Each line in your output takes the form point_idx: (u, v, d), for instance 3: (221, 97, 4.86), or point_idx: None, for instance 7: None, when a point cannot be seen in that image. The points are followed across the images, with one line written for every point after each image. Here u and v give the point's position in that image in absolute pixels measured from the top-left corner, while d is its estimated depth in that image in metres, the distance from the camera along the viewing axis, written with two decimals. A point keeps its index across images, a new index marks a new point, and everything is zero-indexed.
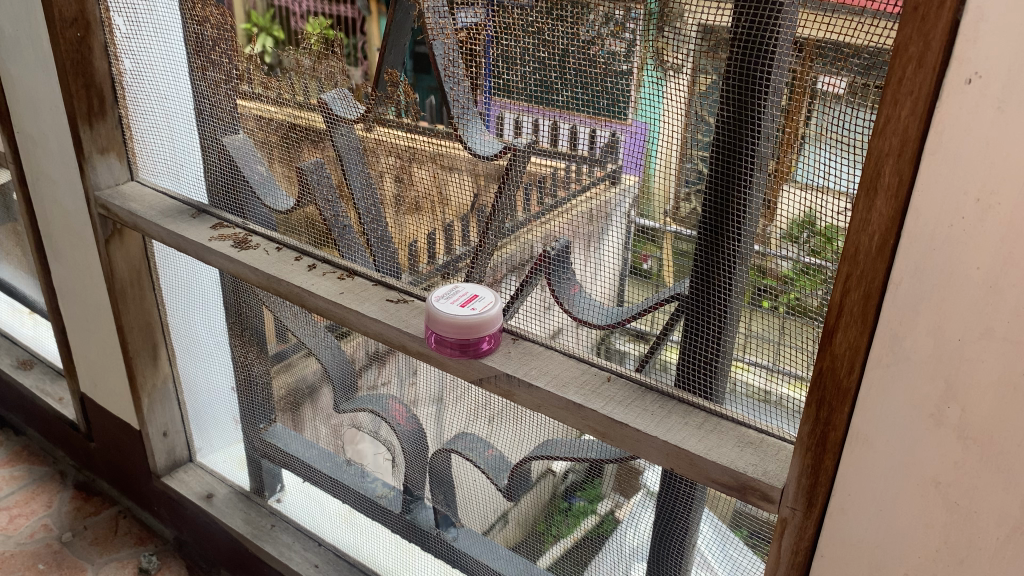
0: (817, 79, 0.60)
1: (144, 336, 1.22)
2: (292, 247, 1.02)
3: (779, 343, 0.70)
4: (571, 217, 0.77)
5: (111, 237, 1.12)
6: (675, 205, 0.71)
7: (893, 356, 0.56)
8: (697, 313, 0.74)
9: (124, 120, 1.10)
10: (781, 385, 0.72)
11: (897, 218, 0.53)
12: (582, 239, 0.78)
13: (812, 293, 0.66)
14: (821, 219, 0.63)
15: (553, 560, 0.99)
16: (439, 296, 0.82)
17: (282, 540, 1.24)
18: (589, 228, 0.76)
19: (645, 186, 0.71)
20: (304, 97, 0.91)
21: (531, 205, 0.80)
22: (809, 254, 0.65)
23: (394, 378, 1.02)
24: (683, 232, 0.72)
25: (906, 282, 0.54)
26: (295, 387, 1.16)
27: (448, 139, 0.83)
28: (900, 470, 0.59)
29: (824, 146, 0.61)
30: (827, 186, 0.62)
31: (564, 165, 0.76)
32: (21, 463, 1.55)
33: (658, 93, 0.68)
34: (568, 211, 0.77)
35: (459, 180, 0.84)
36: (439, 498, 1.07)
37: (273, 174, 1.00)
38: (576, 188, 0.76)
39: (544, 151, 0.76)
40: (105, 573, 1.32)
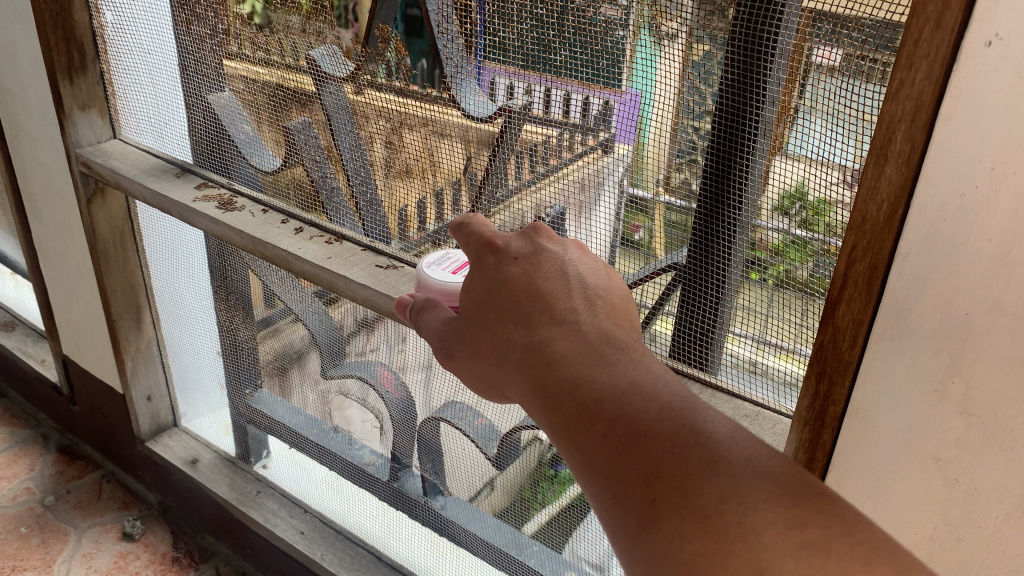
0: (812, 51, 0.59)
1: (128, 299, 1.19)
2: (279, 210, 0.99)
3: (765, 315, 0.70)
4: (561, 185, 0.76)
5: (94, 196, 1.09)
6: (666, 174, 0.70)
7: (898, 331, 0.55)
8: (697, 283, 0.72)
9: (106, 75, 1.06)
10: (767, 357, 0.71)
11: (907, 186, 0.51)
12: (573, 209, 0.76)
13: (800, 266, 0.66)
14: (812, 190, 0.63)
15: (537, 528, 0.98)
16: (429, 262, 0.78)
17: (268, 506, 1.23)
18: (579, 198, 0.75)
19: (637, 156, 0.71)
20: (296, 61, 0.88)
21: (522, 172, 0.79)
22: (800, 226, 0.65)
23: (382, 345, 1.01)
24: (674, 202, 0.71)
25: (914, 254, 0.52)
26: (282, 353, 1.14)
27: (440, 104, 0.80)
28: (899, 446, 0.58)
29: (834, 120, 0.60)
30: (820, 158, 0.61)
31: (553, 133, 0.75)
32: (3, 425, 1.52)
33: (653, 59, 0.66)
34: (557, 181, 0.76)
35: (454, 143, 0.82)
36: (427, 466, 1.06)
37: (258, 134, 0.97)
38: (567, 156, 0.75)
39: (538, 118, 0.75)
40: (88, 537, 1.31)
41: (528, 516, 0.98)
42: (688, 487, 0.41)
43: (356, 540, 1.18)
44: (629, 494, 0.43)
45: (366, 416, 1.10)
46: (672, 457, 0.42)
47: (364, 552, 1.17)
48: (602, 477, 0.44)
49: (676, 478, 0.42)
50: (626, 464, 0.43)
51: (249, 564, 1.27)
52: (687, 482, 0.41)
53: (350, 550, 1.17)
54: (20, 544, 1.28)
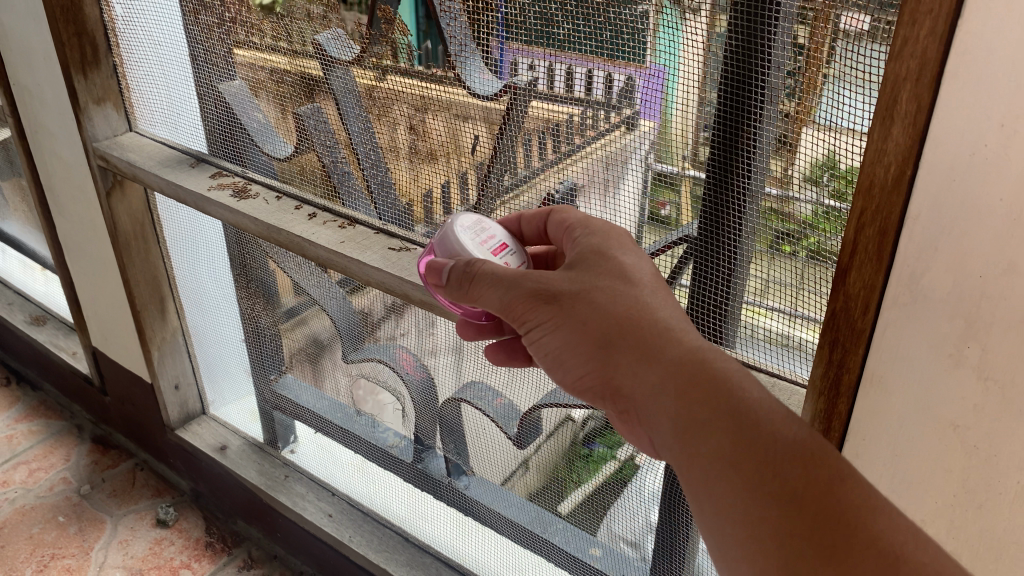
0: (838, 18, 0.57)
1: (151, 289, 1.20)
2: (292, 196, 0.99)
3: (797, 288, 0.68)
4: (583, 165, 0.75)
5: (113, 189, 1.10)
6: (693, 149, 0.68)
7: (911, 296, 0.53)
8: (726, 256, 0.71)
9: (120, 68, 1.06)
10: (798, 330, 0.69)
11: (914, 147, 0.50)
12: (597, 187, 0.75)
13: (832, 237, 0.64)
14: (842, 159, 0.60)
15: (574, 505, 0.97)
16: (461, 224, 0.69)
17: (296, 490, 1.24)
18: (605, 175, 0.74)
19: (662, 132, 0.69)
20: (303, 48, 0.88)
21: (545, 152, 0.77)
22: (829, 197, 0.62)
23: (412, 330, 1.00)
24: (700, 176, 0.69)
25: (924, 216, 0.51)
26: (306, 344, 1.16)
27: (443, 83, 0.80)
28: (917, 413, 0.57)
29: (864, 87, 0.57)
30: (847, 126, 0.59)
31: (577, 110, 0.73)
32: (38, 418, 1.55)
33: (677, 34, 0.65)
34: (580, 160, 0.74)
35: (458, 121, 0.81)
36: (449, 447, 1.06)
37: (271, 122, 0.97)
38: (590, 135, 0.73)
39: (544, 97, 0.74)
40: (123, 524, 1.33)
41: (564, 495, 0.97)
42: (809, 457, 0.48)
43: (383, 521, 1.20)
44: (745, 453, 0.48)
45: (379, 392, 1.12)
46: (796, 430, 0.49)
47: (392, 533, 1.18)
48: (713, 443, 0.49)
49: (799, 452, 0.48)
50: (746, 435, 0.49)
51: (280, 548, 1.28)
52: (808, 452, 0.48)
53: (377, 531, 1.18)
54: (58, 532, 1.31)
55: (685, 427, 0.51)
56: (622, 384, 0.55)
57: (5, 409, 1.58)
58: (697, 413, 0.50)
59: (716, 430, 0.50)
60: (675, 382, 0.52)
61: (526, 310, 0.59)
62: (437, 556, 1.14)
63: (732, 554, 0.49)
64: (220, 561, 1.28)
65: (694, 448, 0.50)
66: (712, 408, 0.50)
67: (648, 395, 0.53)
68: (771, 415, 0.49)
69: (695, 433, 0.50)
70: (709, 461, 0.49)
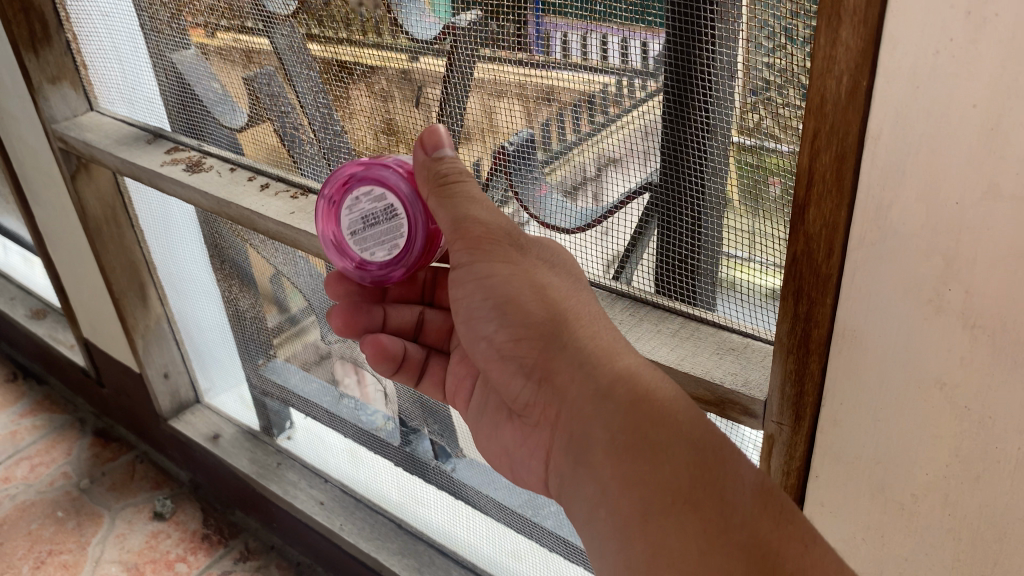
0: None
1: (129, 276, 1.17)
2: (247, 166, 0.94)
3: None
4: (623, 137, 0.63)
5: (77, 172, 1.06)
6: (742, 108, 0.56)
7: (880, 233, 0.45)
8: (757, 225, 0.60)
9: (73, 44, 1.02)
10: None
11: (869, 51, 0.41)
12: (637, 159, 0.63)
13: None
14: None
15: None
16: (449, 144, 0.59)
17: (288, 478, 1.20)
18: (645, 146, 0.62)
19: (694, 86, 0.58)
20: (246, 20, 0.82)
21: (579, 123, 0.64)
22: None
23: None
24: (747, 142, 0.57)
25: (887, 134, 0.43)
26: (304, 345, 1.09)
27: (390, 52, 0.73)
28: (898, 371, 0.49)
29: None
30: None
31: (610, 80, 0.61)
32: (42, 412, 1.54)
33: None
34: (616, 131, 0.63)
35: (402, 81, 0.74)
36: (434, 428, 1.00)
37: (229, 92, 0.89)
38: (627, 104, 0.61)
39: (505, 60, 0.66)
40: (121, 518, 1.31)
41: None
42: (763, 499, 0.49)
43: (376, 507, 1.15)
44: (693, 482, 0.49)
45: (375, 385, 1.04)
46: (751, 472, 0.50)
47: (385, 520, 1.13)
48: (660, 474, 0.50)
49: (751, 491, 0.49)
50: (697, 466, 0.50)
51: (277, 537, 1.25)
52: (762, 494, 0.49)
53: (370, 518, 1.13)
54: (56, 528, 1.29)
55: (632, 446, 0.52)
56: (558, 371, 0.58)
57: (10, 403, 1.57)
58: (654, 436, 0.51)
59: (667, 455, 0.51)
60: (627, 396, 0.53)
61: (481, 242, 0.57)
62: (431, 543, 1.09)
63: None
64: (216, 553, 1.25)
65: (637, 468, 0.51)
66: (671, 435, 0.51)
67: (592, 400, 0.55)
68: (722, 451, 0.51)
69: (644, 452, 0.51)
70: (652, 485, 0.50)
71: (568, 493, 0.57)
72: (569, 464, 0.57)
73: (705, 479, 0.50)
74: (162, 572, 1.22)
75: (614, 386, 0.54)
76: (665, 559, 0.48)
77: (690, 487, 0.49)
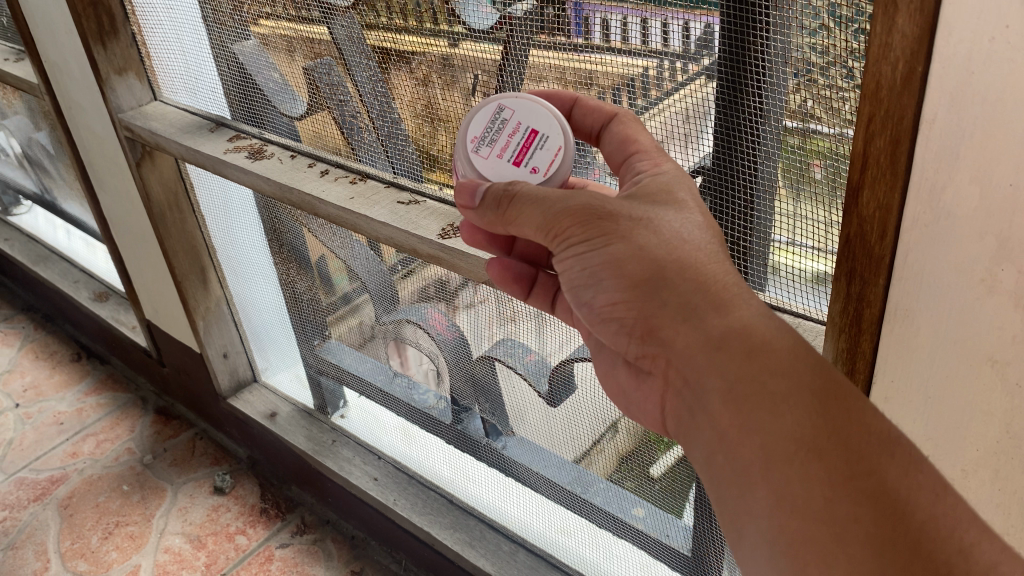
0: None
1: (191, 260, 1.21)
2: (307, 154, 0.97)
3: None
4: (665, 117, 0.66)
5: (142, 160, 1.10)
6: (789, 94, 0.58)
7: (933, 215, 0.47)
8: (804, 208, 0.61)
9: (139, 36, 1.06)
10: None
11: (924, 39, 0.42)
12: (679, 143, 0.66)
13: None
14: None
15: (668, 469, 0.85)
16: (473, 138, 0.60)
17: (343, 455, 1.24)
18: (685, 129, 0.65)
19: (749, 76, 0.59)
20: (308, 10, 0.84)
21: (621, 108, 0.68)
22: None
23: (491, 300, 0.90)
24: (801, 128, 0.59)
25: (941, 119, 0.44)
26: (359, 325, 1.13)
27: (432, 38, 0.76)
28: (951, 349, 0.50)
29: None
30: None
31: (654, 64, 0.63)
32: (106, 390, 1.60)
33: None
34: (660, 113, 0.66)
35: (450, 70, 0.77)
36: (485, 407, 1.02)
37: (290, 82, 0.93)
38: (669, 87, 0.64)
39: (548, 46, 0.68)
40: (183, 492, 1.36)
41: (655, 458, 0.85)
42: (890, 450, 0.43)
43: (428, 484, 1.18)
44: (820, 435, 0.43)
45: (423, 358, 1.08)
46: (879, 420, 0.44)
47: (437, 496, 1.16)
48: (783, 427, 0.44)
49: (878, 442, 0.43)
50: (823, 416, 0.44)
51: (332, 512, 1.29)
52: (889, 447, 0.43)
53: (422, 494, 1.17)
54: (122, 501, 1.35)
55: (746, 395, 0.45)
56: (660, 325, 0.49)
57: (75, 382, 1.63)
58: (771, 384, 0.45)
59: (788, 404, 0.44)
60: (743, 342, 0.46)
61: (569, 229, 0.51)
62: (482, 518, 1.12)
63: (768, 532, 0.44)
64: (274, 527, 1.29)
65: (754, 419, 0.45)
66: (790, 383, 0.45)
67: (703, 348, 0.47)
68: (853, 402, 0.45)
69: (760, 400, 0.45)
70: (772, 435, 0.44)
71: (683, 439, 0.51)
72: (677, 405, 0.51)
73: (831, 430, 0.43)
74: (223, 544, 1.27)
75: (728, 327, 0.47)
76: (791, 511, 0.43)
77: (813, 437, 0.43)
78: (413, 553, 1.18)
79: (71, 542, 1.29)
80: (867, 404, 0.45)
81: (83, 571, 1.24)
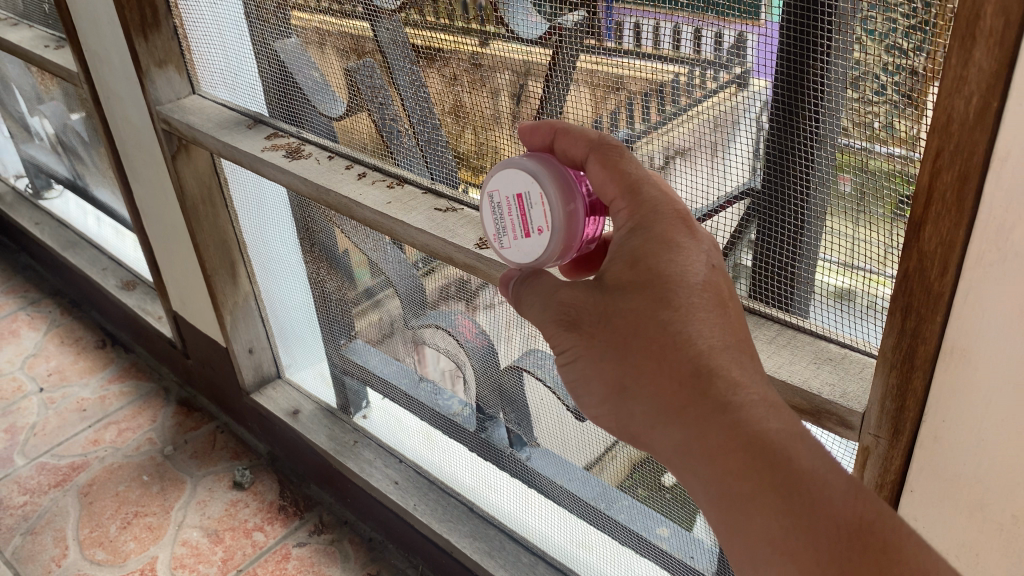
0: None
1: (221, 254, 1.21)
2: (345, 155, 0.96)
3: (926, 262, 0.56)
4: (692, 126, 0.64)
5: (178, 153, 1.10)
6: (846, 116, 0.56)
7: (999, 254, 0.45)
8: (852, 231, 0.60)
9: (180, 29, 1.05)
10: None
11: (1002, 73, 0.41)
12: (705, 150, 0.64)
13: None
14: None
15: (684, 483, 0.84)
16: (494, 236, 0.61)
17: (364, 456, 1.23)
18: (713, 138, 0.63)
19: (798, 96, 0.58)
20: (350, 7, 0.84)
21: (649, 112, 0.66)
22: None
23: None
24: (853, 145, 0.57)
25: (1015, 156, 0.42)
26: (384, 325, 1.12)
27: (465, 36, 0.75)
28: (1008, 391, 0.49)
29: None
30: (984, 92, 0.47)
31: (683, 70, 0.62)
32: (129, 378, 1.61)
33: None
34: (687, 121, 0.64)
35: (488, 73, 0.76)
36: (511, 417, 1.01)
37: (328, 81, 0.92)
38: (699, 94, 0.62)
39: (597, 55, 0.66)
40: (203, 485, 1.36)
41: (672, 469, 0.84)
42: (863, 540, 0.44)
43: (449, 490, 1.17)
44: (790, 536, 0.44)
45: (441, 357, 1.07)
46: (845, 505, 0.44)
47: (457, 503, 1.16)
48: (756, 525, 0.45)
49: (850, 533, 0.44)
50: (788, 512, 0.44)
51: (351, 513, 1.29)
52: (861, 535, 0.44)
53: (443, 501, 1.16)
54: (141, 491, 1.35)
55: (717, 497, 0.47)
56: (639, 428, 0.50)
57: (99, 368, 1.64)
58: (735, 486, 0.46)
59: (757, 505, 0.45)
60: (705, 444, 0.46)
61: (554, 337, 0.53)
62: (501, 528, 1.11)
63: None
64: (292, 525, 1.29)
65: (730, 517, 0.47)
66: (751, 482, 0.45)
67: (675, 451, 0.48)
68: (826, 490, 0.44)
69: (730, 502, 0.46)
70: (748, 536, 0.46)
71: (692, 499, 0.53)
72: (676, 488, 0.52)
73: (797, 527, 0.44)
74: (241, 539, 1.27)
75: (687, 428, 0.47)
76: None
77: (784, 535, 0.45)
78: (431, 559, 1.17)
79: (89, 530, 1.29)
80: (833, 485, 0.45)
81: (100, 560, 1.24)
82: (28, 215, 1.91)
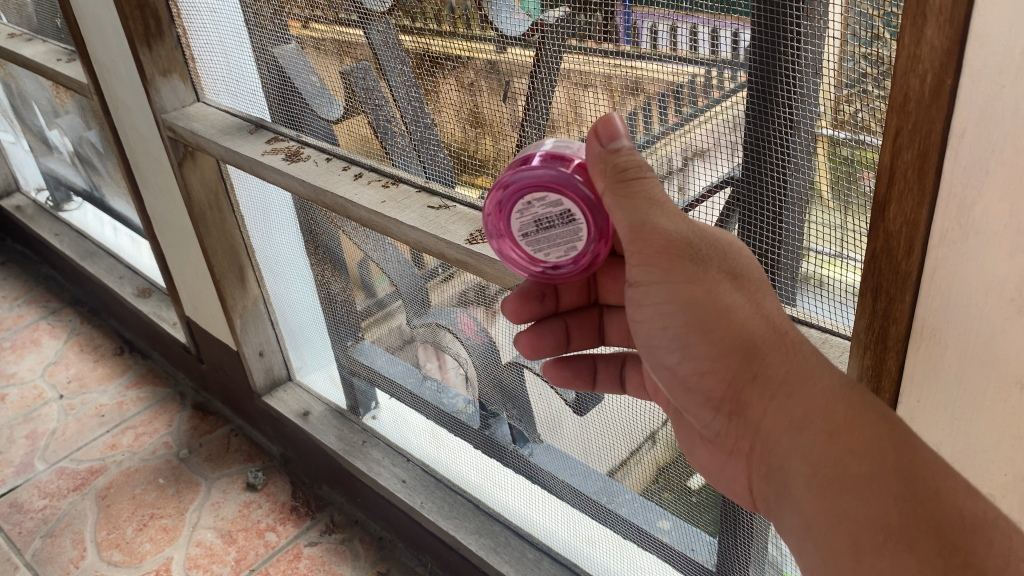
0: None
1: (230, 258, 1.23)
2: (343, 157, 0.98)
3: None
4: (711, 128, 0.63)
5: (184, 160, 1.12)
6: (837, 107, 0.56)
7: (962, 231, 0.46)
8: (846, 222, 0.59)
9: (183, 39, 1.08)
10: None
11: (954, 49, 0.41)
12: (726, 151, 0.64)
13: None
14: None
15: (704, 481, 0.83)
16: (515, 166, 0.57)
17: (372, 456, 1.25)
18: (733, 138, 0.63)
19: (771, 86, 0.58)
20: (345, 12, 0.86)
21: (668, 115, 0.65)
22: None
23: None
24: (842, 136, 0.56)
25: (970, 134, 0.43)
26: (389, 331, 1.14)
27: (480, 42, 0.74)
28: (979, 371, 0.49)
29: None
30: None
31: (700, 71, 0.61)
32: (146, 384, 1.64)
33: None
34: (705, 121, 0.63)
35: (486, 70, 0.76)
36: (512, 413, 1.02)
37: (326, 85, 0.93)
38: (717, 96, 0.62)
39: (589, 50, 0.67)
40: (217, 487, 1.39)
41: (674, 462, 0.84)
42: (984, 533, 0.44)
43: (455, 488, 1.18)
44: (905, 520, 0.44)
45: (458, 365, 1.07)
46: (967, 499, 0.45)
47: (463, 500, 1.17)
48: (869, 511, 0.45)
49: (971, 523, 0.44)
50: (910, 498, 0.44)
51: (360, 512, 1.30)
52: (986, 529, 0.44)
53: (449, 498, 1.17)
54: (157, 493, 1.38)
55: (829, 478, 0.47)
56: (750, 398, 0.52)
57: (118, 374, 1.67)
58: (856, 465, 0.46)
59: (873, 487, 0.45)
60: (829, 420, 0.48)
61: (657, 256, 0.51)
62: (506, 524, 1.12)
63: None
64: (303, 525, 1.31)
65: (842, 500, 0.46)
66: (875, 460, 0.46)
67: (791, 420, 0.50)
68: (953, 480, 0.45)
69: (843, 482, 0.46)
70: (853, 524, 0.45)
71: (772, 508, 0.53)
72: (769, 481, 0.52)
73: (918, 512, 0.44)
74: (253, 540, 1.29)
75: (815, 400, 0.49)
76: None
77: (898, 523, 0.44)
78: (438, 556, 1.18)
79: (107, 532, 1.31)
80: (956, 480, 0.45)
81: (117, 561, 1.26)
82: (48, 226, 1.96)
